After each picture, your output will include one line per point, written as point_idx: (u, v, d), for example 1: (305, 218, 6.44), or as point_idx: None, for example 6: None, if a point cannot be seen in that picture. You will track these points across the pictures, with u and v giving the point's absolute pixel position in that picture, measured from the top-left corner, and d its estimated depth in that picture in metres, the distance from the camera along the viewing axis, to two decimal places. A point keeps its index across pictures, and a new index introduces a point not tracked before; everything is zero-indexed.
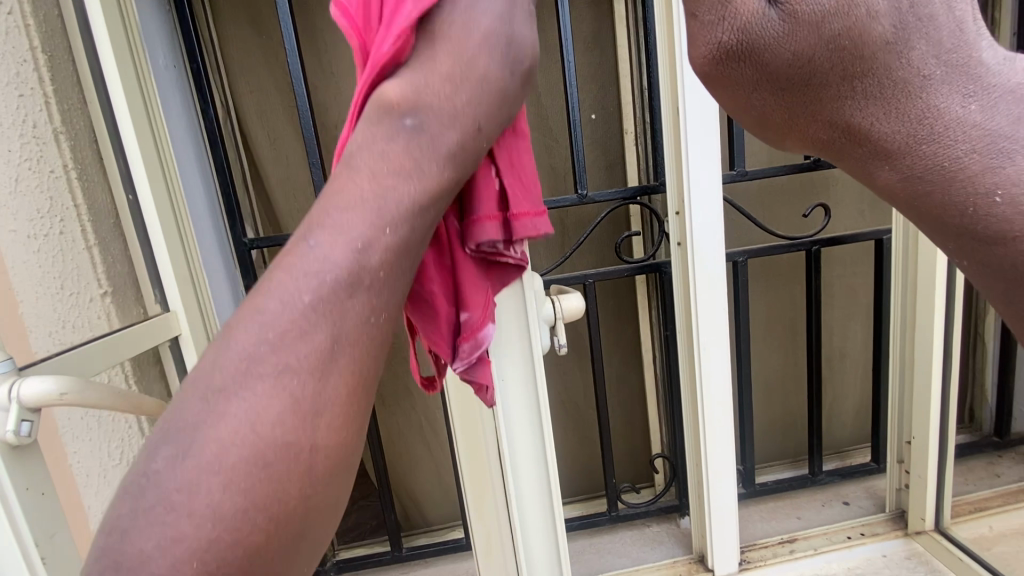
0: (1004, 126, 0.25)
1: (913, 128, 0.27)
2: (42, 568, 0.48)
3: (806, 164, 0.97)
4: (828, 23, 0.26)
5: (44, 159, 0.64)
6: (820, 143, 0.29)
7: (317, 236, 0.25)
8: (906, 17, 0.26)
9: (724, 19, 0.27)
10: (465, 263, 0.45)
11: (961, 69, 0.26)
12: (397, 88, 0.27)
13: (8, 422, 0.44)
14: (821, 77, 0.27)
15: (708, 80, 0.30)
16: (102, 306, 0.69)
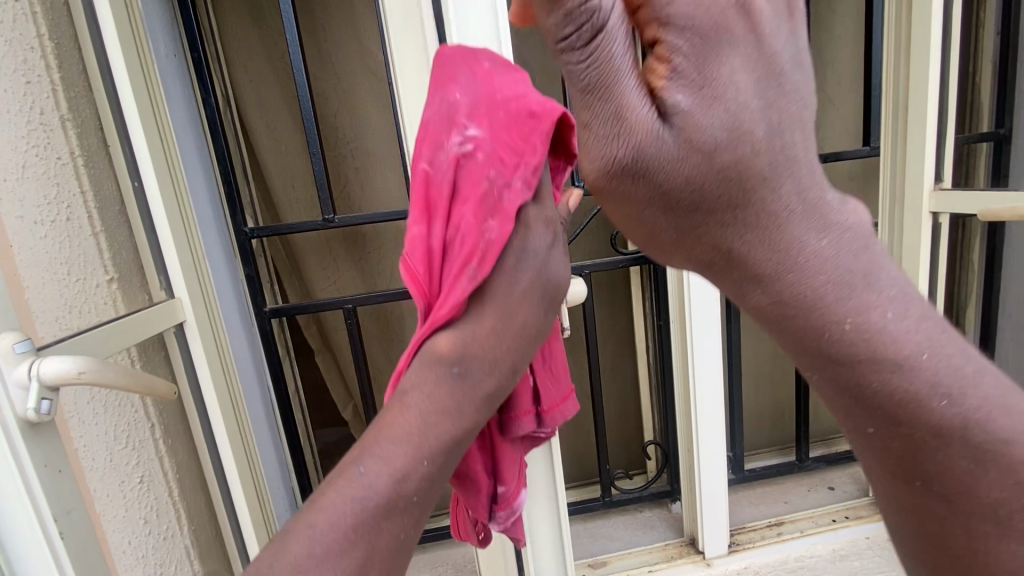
0: (847, 263, 0.33)
1: (779, 256, 0.33)
2: (59, 542, 0.49)
3: None
4: (718, 155, 0.32)
5: (51, 146, 0.65)
6: (706, 260, 0.35)
7: (365, 467, 0.44)
8: (778, 159, 0.33)
9: (625, 139, 0.33)
10: (506, 448, 0.65)
11: (814, 209, 0.33)
12: (449, 344, 0.51)
13: (29, 400, 0.46)
14: (709, 210, 0.33)
15: (615, 193, 0.35)
16: (108, 292, 0.70)
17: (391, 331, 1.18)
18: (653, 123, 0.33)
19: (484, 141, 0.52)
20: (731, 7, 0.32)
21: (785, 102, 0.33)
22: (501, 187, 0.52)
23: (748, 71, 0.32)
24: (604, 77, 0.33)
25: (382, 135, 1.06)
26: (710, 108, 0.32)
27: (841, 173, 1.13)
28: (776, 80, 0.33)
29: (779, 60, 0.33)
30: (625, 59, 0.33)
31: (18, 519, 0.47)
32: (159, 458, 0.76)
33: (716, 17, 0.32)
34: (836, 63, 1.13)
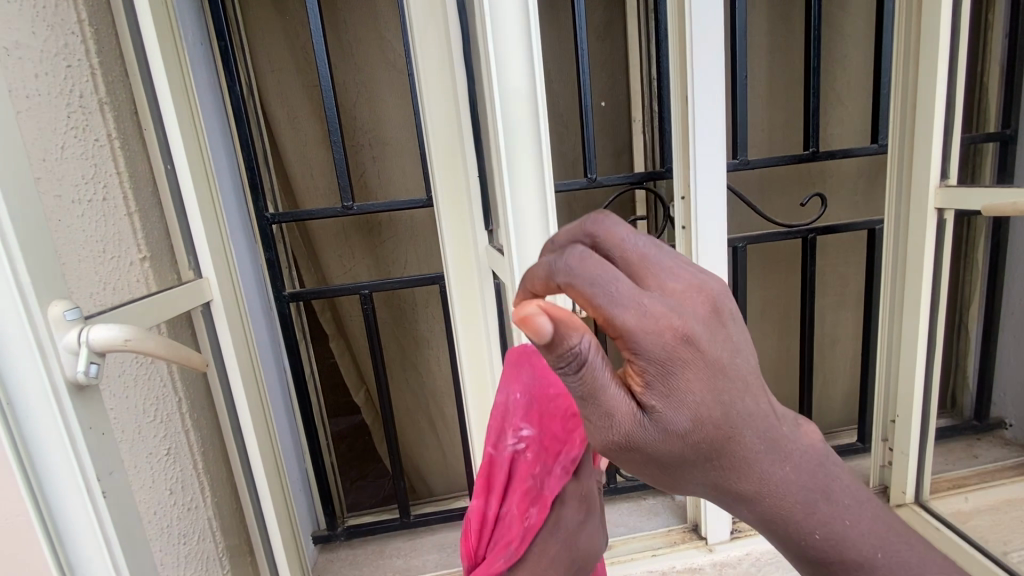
0: (804, 480, 0.39)
1: (757, 487, 0.38)
2: (103, 501, 0.52)
3: (805, 155, 1.01)
4: (691, 437, 0.37)
5: (90, 128, 0.68)
6: (697, 490, 0.41)
7: None
8: (736, 420, 0.38)
9: (615, 430, 0.37)
10: None
11: (773, 443, 0.39)
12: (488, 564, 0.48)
13: (78, 364, 0.49)
14: (690, 464, 0.39)
15: (611, 456, 0.40)
16: (141, 270, 0.73)
17: (403, 317, 1.20)
18: (637, 420, 0.37)
19: (539, 436, 0.58)
20: (677, 339, 0.36)
21: (730, 392, 0.37)
22: (548, 479, 0.56)
23: (702, 382, 0.37)
24: (592, 392, 0.36)
25: (400, 126, 1.08)
26: (680, 407, 0.37)
27: (849, 170, 1.15)
28: (724, 378, 0.37)
29: (724, 357, 0.37)
30: (608, 376, 0.36)
31: (66, 476, 0.50)
32: (185, 432, 0.78)
33: (672, 350, 0.36)
34: (846, 62, 1.14)
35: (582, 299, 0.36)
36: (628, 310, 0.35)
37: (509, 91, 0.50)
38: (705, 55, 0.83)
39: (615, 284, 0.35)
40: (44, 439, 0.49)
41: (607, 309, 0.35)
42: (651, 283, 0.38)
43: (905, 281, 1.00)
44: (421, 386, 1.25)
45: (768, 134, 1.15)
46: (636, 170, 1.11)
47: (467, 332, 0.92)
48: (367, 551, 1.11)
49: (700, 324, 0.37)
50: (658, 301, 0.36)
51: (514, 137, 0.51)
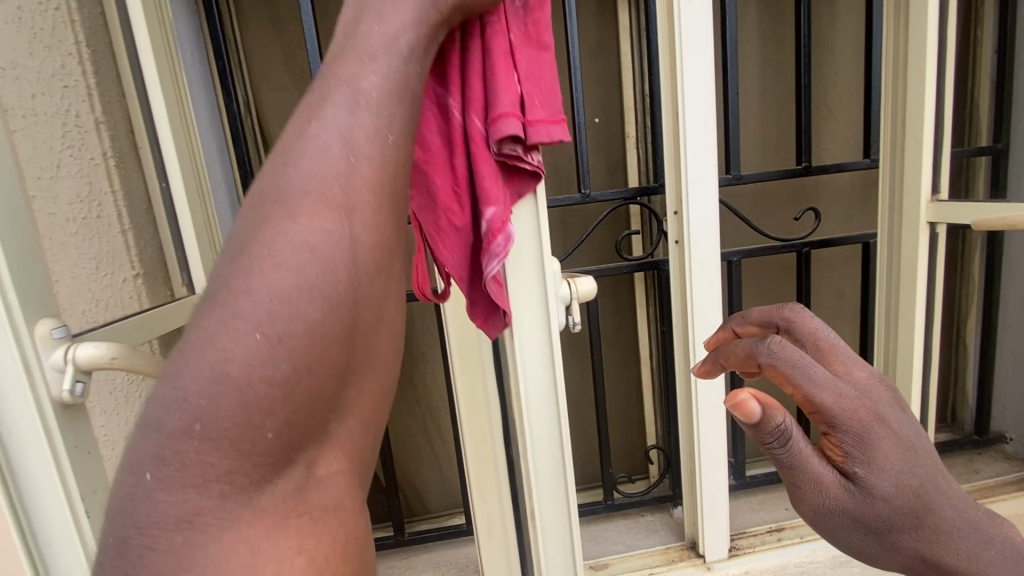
0: (1006, 562, 0.43)
1: (966, 562, 0.42)
2: (86, 523, 0.52)
3: (798, 170, 1.02)
4: (896, 501, 0.42)
5: (85, 147, 0.68)
6: (905, 564, 0.44)
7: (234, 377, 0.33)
8: (933, 493, 0.43)
9: (824, 495, 0.43)
10: (485, 163, 0.51)
11: (972, 529, 0.44)
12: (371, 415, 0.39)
13: (64, 382, 0.49)
14: (897, 531, 0.43)
15: (816, 523, 0.45)
16: (134, 287, 0.74)
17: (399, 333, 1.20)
18: (844, 489, 0.43)
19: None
20: (872, 418, 0.43)
21: (924, 466, 0.43)
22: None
23: (899, 453, 0.43)
24: (796, 455, 0.43)
25: None
26: (885, 474, 0.42)
27: (841, 185, 1.16)
28: (916, 454, 0.43)
29: (913, 439, 0.44)
30: (810, 449, 0.44)
31: (48, 494, 0.50)
32: None
33: (868, 423, 0.43)
34: (837, 79, 1.16)
35: (783, 378, 0.44)
36: (825, 390, 0.43)
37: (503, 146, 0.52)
38: (695, 74, 0.84)
39: (814, 369, 0.44)
40: (28, 462, 0.49)
41: (807, 389, 0.43)
42: (838, 366, 0.48)
43: (899, 295, 1.00)
44: (416, 402, 1.24)
45: (761, 148, 1.15)
46: (630, 185, 1.11)
47: (468, 394, 0.90)
48: None
49: (885, 405, 0.45)
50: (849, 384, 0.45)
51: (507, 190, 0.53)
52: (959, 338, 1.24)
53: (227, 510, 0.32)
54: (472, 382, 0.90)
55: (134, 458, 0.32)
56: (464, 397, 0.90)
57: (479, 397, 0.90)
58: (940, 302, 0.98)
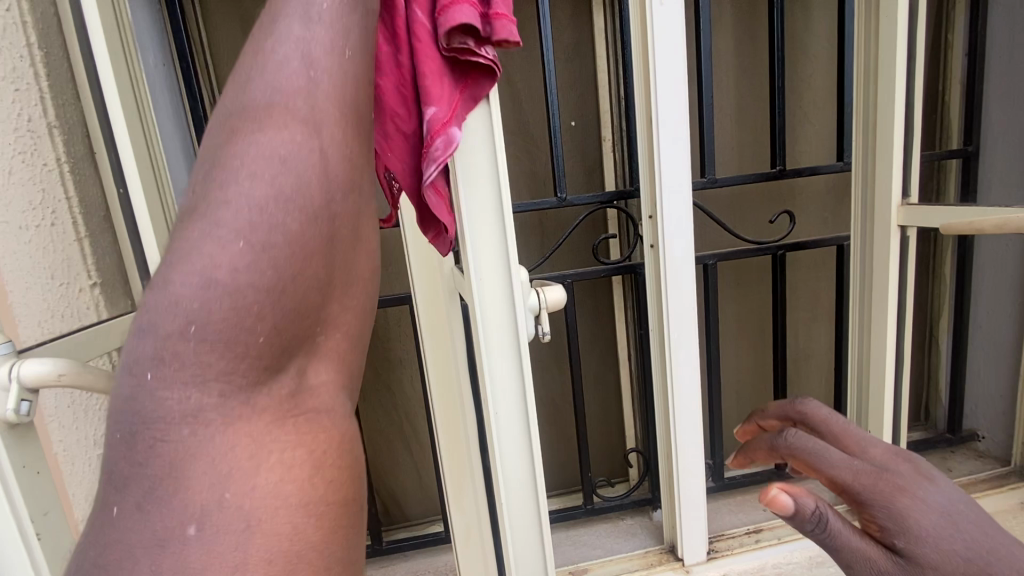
0: None
1: None
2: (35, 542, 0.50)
3: (772, 173, 1.03)
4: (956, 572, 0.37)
5: (38, 153, 0.66)
6: None
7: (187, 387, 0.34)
8: (994, 557, 0.38)
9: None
10: (429, 56, 0.45)
11: None
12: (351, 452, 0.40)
13: (8, 401, 0.47)
14: None
15: None
16: (90, 297, 0.71)
17: (376, 337, 1.19)
18: (893, 564, 0.39)
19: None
20: (894, 486, 0.41)
21: (974, 531, 0.39)
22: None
23: (935, 520, 0.39)
24: (827, 533, 0.41)
25: None
26: (931, 544, 0.38)
27: (815, 188, 1.17)
28: (958, 518, 0.40)
29: (946, 501, 0.40)
30: (846, 526, 0.41)
31: None
32: None
33: (892, 490, 0.41)
34: (811, 83, 1.17)
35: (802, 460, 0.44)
36: (835, 461, 0.43)
37: (467, 146, 0.50)
38: (669, 79, 0.84)
39: (823, 449, 0.44)
40: None
41: (822, 467, 0.43)
42: (855, 445, 0.46)
43: (871, 298, 1.01)
44: (393, 409, 1.23)
45: (737, 152, 1.16)
46: (607, 188, 1.11)
47: (442, 403, 0.89)
48: None
49: (908, 471, 0.42)
50: (862, 459, 0.44)
51: (472, 193, 0.51)
52: (931, 338, 1.26)
53: (230, 406, 0.34)
54: (447, 390, 0.89)
55: (134, 359, 0.33)
56: (440, 407, 0.89)
57: (454, 405, 0.89)
58: (913, 304, 0.99)
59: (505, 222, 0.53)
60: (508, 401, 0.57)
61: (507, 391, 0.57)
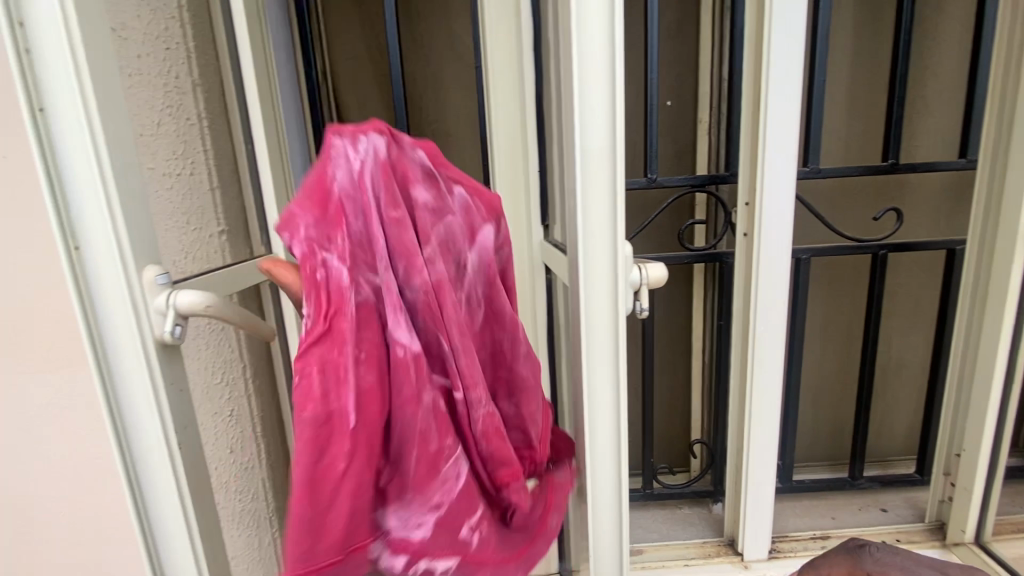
0: None
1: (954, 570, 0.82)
2: (178, 453, 0.57)
3: (883, 166, 0.97)
4: (922, 561, 0.84)
5: (182, 108, 0.72)
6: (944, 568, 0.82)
7: None
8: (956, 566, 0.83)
9: (856, 558, 0.86)
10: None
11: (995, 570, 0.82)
12: None
13: (165, 324, 0.54)
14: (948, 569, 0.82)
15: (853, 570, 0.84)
16: (218, 243, 0.78)
17: None
18: (868, 548, 0.87)
19: (362, 139, 0.49)
20: (926, 564, 0.83)
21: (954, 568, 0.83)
22: (417, 170, 0.52)
23: (905, 555, 0.85)
24: (862, 551, 0.88)
25: (462, 117, 1.10)
26: (887, 561, 0.84)
27: (929, 186, 1.08)
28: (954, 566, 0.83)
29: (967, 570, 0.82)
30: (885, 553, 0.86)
31: (148, 424, 0.55)
32: (247, 395, 0.83)
33: (896, 557, 0.85)
34: (937, 71, 1.07)
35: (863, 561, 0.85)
36: (885, 552, 0.86)
37: (588, 112, 0.49)
38: (784, 57, 0.80)
39: (908, 561, 0.84)
40: (134, 392, 0.54)
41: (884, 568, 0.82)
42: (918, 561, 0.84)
43: (985, 305, 0.94)
44: None
45: (844, 142, 1.09)
46: (699, 172, 1.08)
47: None
48: None
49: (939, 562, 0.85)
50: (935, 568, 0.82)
51: (589, 161, 0.50)
52: None
53: None
54: None
55: None
56: None
57: None
58: None
59: (617, 227, 0.51)
60: (602, 379, 0.55)
61: (600, 375, 0.55)
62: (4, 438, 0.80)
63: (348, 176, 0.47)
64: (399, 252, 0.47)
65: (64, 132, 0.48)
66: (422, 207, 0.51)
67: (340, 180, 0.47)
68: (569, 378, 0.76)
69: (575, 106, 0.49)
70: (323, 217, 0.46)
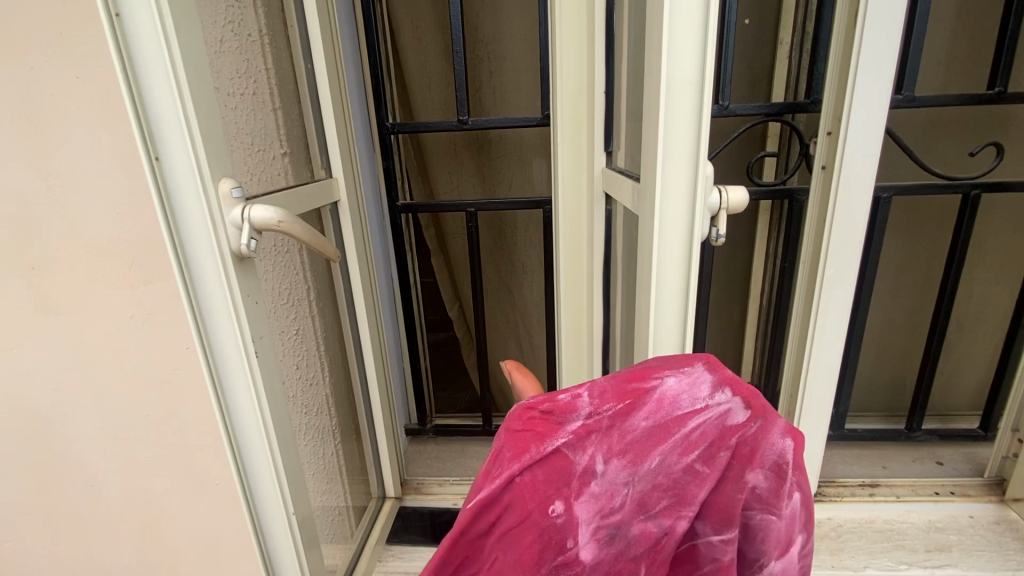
0: None
1: None
2: (255, 362, 0.60)
3: (989, 94, 0.86)
4: None
5: (244, 24, 0.71)
6: None
7: None
8: None
9: None
10: None
11: None
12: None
13: (242, 238, 0.55)
14: None
15: None
16: (282, 165, 0.79)
17: (503, 240, 1.24)
18: None
19: (716, 386, 0.42)
20: None
21: None
22: (758, 446, 0.39)
23: None
24: None
25: (521, 38, 1.04)
26: None
27: None
28: None
29: None
30: None
31: (228, 334, 0.58)
32: (310, 316, 0.86)
33: None
34: None
35: None
36: None
37: (677, 14, 0.45)
38: None
39: None
40: (213, 303, 0.56)
41: None
42: None
43: None
44: (512, 311, 1.30)
45: (943, 67, 0.98)
46: (773, 100, 1.00)
47: (571, 305, 0.96)
48: (450, 449, 1.25)
49: None
50: None
51: (675, 73, 0.47)
52: None
53: None
54: (574, 293, 0.95)
55: None
56: (567, 308, 0.96)
57: (579, 310, 0.96)
58: None
59: (701, 150, 0.48)
60: (670, 311, 0.54)
61: (669, 303, 0.54)
62: (94, 344, 0.87)
63: (677, 401, 0.42)
64: (665, 498, 0.38)
65: (141, 37, 0.49)
66: (723, 476, 0.38)
67: (664, 393, 0.42)
68: (625, 310, 0.76)
69: (664, 12, 0.45)
70: (622, 404, 0.42)
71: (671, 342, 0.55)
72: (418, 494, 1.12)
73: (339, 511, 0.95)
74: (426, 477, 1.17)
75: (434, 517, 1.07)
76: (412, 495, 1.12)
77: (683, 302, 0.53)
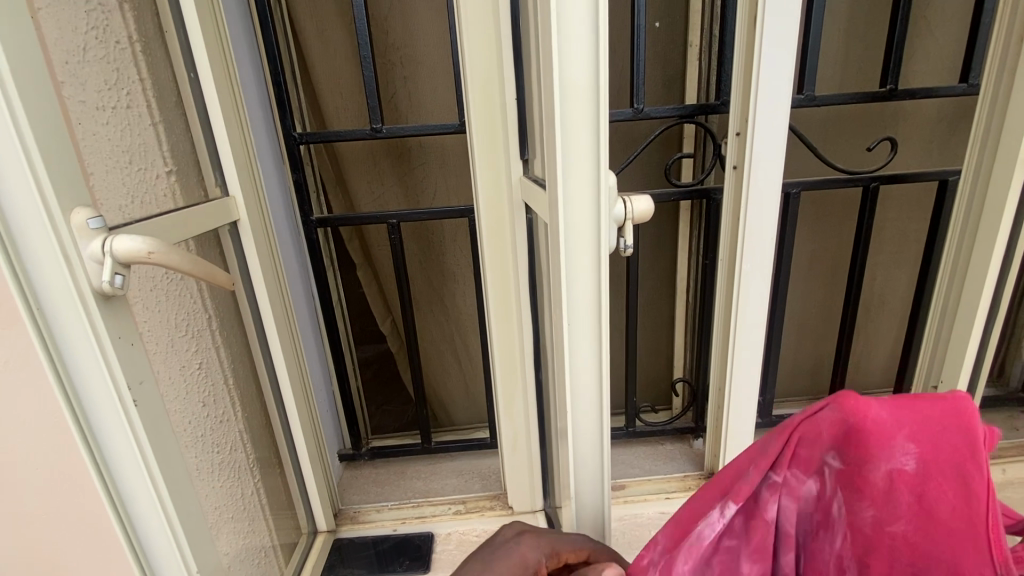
0: None
1: None
2: (133, 409, 0.53)
3: (881, 91, 0.91)
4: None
5: (110, 29, 0.63)
6: None
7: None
8: None
9: None
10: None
11: None
12: None
13: (104, 273, 0.49)
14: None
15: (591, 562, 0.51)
16: (168, 183, 0.71)
17: (431, 249, 1.20)
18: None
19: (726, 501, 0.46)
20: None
21: None
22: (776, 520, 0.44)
23: None
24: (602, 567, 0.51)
25: (434, 44, 1.01)
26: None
27: (926, 111, 1.02)
28: None
29: None
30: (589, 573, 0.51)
31: (97, 382, 0.51)
32: (214, 346, 0.79)
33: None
34: None
35: None
36: None
37: (567, 17, 0.43)
38: None
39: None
40: (76, 349, 0.50)
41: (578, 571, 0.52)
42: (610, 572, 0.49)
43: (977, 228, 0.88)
44: (445, 323, 1.27)
45: (839, 67, 1.04)
46: (687, 103, 1.02)
47: (499, 317, 0.93)
48: (388, 472, 1.20)
49: None
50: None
51: (570, 82, 0.45)
52: None
53: None
54: (503, 304, 0.92)
55: None
56: (496, 319, 0.93)
57: (509, 322, 0.93)
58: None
59: (601, 161, 0.47)
60: (583, 324, 0.52)
61: (583, 318, 0.52)
62: None
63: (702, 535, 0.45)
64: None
65: None
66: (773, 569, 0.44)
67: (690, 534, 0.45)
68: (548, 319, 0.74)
69: (553, 18, 0.43)
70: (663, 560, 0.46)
71: (588, 356, 0.54)
72: (354, 523, 1.06)
73: (263, 551, 0.88)
74: (362, 504, 1.11)
75: (375, 546, 1.01)
76: (347, 526, 1.06)
77: (598, 314, 0.52)
